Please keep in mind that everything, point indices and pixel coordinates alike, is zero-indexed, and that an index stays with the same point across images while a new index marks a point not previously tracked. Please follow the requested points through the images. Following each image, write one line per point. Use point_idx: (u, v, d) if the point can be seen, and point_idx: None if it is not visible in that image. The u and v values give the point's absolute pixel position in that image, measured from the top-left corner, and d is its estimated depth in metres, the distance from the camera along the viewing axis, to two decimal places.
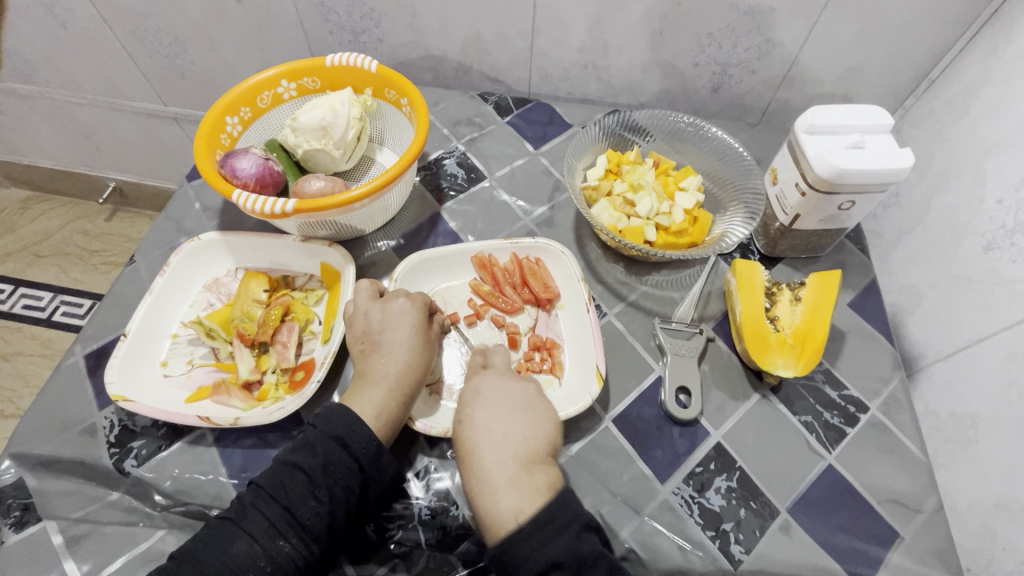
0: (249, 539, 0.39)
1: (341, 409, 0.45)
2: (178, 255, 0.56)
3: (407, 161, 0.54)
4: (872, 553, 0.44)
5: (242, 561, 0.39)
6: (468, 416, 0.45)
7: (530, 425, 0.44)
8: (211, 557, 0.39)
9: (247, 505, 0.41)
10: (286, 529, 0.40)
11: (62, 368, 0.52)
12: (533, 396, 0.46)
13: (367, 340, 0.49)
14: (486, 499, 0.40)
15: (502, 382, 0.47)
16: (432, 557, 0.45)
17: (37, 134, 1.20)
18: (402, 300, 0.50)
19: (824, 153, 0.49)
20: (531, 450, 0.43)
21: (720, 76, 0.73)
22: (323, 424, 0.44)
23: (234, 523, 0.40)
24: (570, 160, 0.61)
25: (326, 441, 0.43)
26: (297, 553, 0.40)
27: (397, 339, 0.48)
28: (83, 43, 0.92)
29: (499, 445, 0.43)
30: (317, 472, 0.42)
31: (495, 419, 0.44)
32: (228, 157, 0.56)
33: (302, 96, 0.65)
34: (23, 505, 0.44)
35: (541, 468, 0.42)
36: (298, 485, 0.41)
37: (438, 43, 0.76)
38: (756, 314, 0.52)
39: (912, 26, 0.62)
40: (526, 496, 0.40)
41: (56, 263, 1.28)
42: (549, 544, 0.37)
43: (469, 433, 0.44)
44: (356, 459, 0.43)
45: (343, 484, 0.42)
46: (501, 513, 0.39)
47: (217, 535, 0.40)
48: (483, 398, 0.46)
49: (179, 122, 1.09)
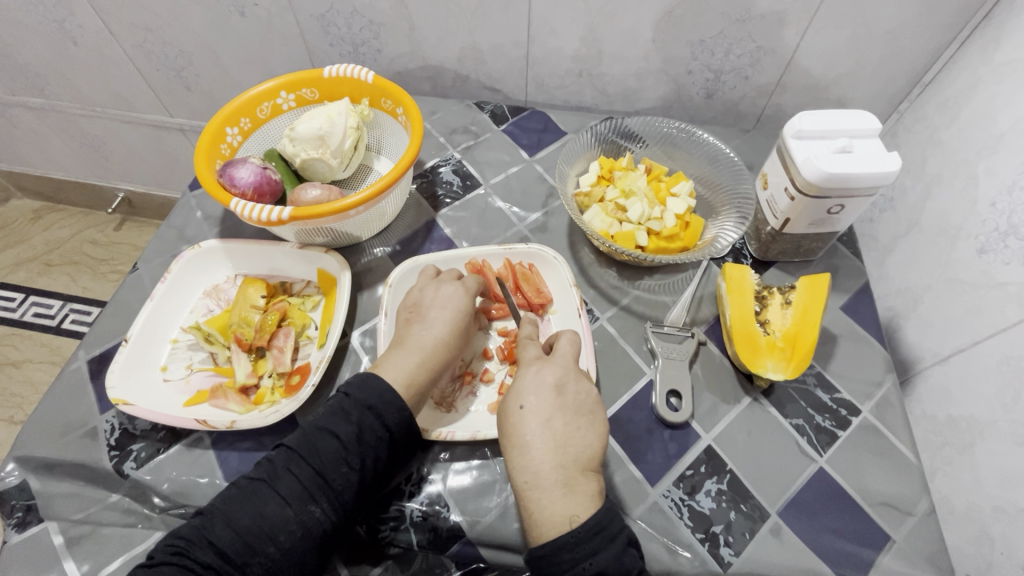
0: (281, 502, 0.40)
1: (373, 379, 0.46)
2: (179, 262, 0.57)
3: (402, 169, 0.55)
4: (863, 556, 0.44)
5: (274, 523, 0.39)
6: (531, 405, 0.44)
7: (594, 432, 0.43)
8: (244, 518, 0.39)
9: (280, 467, 0.42)
10: (317, 495, 0.41)
11: (66, 373, 0.54)
12: (594, 402, 0.45)
13: (413, 312, 0.52)
14: (539, 496, 0.40)
15: (569, 381, 0.45)
16: (426, 559, 0.48)
17: (49, 146, 1.23)
18: (452, 284, 0.53)
19: (811, 158, 0.50)
20: (591, 456, 0.42)
21: (713, 83, 0.74)
22: (358, 393, 0.45)
23: (267, 485, 0.41)
24: (563, 166, 0.62)
25: (360, 409, 0.44)
26: (327, 518, 0.41)
27: (441, 316, 0.50)
28: (93, 58, 0.94)
29: (562, 446, 0.42)
30: (350, 439, 0.43)
31: (560, 417, 0.43)
32: (228, 166, 0.57)
33: (300, 107, 0.66)
34: (26, 506, 0.46)
35: (593, 475, 0.42)
36: (331, 450, 0.42)
37: (435, 54, 0.78)
38: (745, 318, 0.52)
39: (903, 31, 0.63)
40: (582, 503, 0.39)
41: (66, 272, 1.31)
42: (599, 555, 0.37)
43: (530, 423, 0.43)
44: (386, 426, 0.44)
45: (374, 451, 0.43)
46: (552, 513, 0.39)
47: (248, 495, 0.41)
48: (549, 393, 0.44)
49: (185, 132, 1.11)
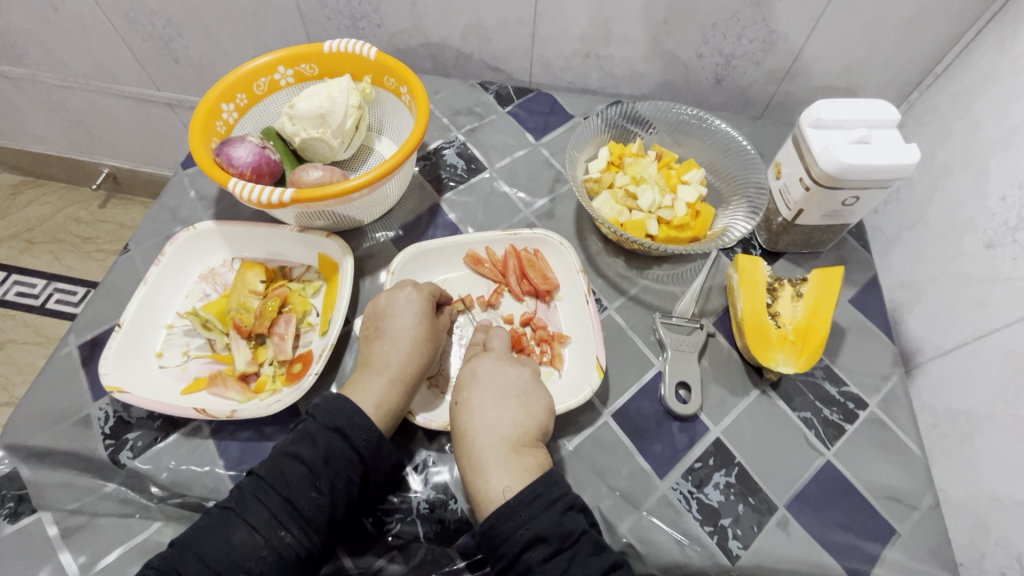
0: (251, 530, 0.39)
1: (341, 401, 0.44)
2: (173, 244, 0.55)
3: (407, 151, 0.53)
4: (868, 549, 0.45)
5: (243, 551, 0.38)
6: (464, 398, 0.45)
7: (526, 410, 0.44)
8: (213, 547, 0.38)
9: (247, 495, 0.41)
10: (288, 520, 0.40)
11: (56, 359, 0.52)
12: (528, 382, 0.46)
13: (375, 327, 0.50)
14: (476, 479, 0.41)
15: (499, 368, 0.47)
16: (430, 550, 0.45)
17: (29, 118, 1.18)
18: (407, 290, 0.50)
19: (830, 148, 0.49)
20: (524, 432, 0.43)
21: (723, 68, 0.72)
22: (323, 415, 0.44)
23: (235, 513, 0.40)
24: (572, 151, 0.61)
25: (326, 433, 0.43)
26: (299, 544, 0.40)
27: (401, 329, 0.48)
28: (74, 26, 0.90)
29: (492, 428, 0.43)
30: (318, 463, 0.42)
31: (490, 402, 0.44)
32: (225, 145, 0.55)
33: (299, 83, 0.64)
34: (17, 496, 0.44)
35: (530, 450, 0.43)
36: (299, 476, 0.41)
37: (437, 31, 0.75)
38: (757, 310, 0.52)
39: (919, 19, 0.61)
40: (516, 476, 0.41)
41: (49, 250, 1.27)
42: (535, 520, 0.38)
43: (464, 414, 0.44)
44: (356, 450, 0.43)
45: (345, 475, 0.42)
46: (489, 492, 0.41)
47: (216, 525, 0.39)
48: (481, 382, 0.46)
49: (172, 107, 1.07)
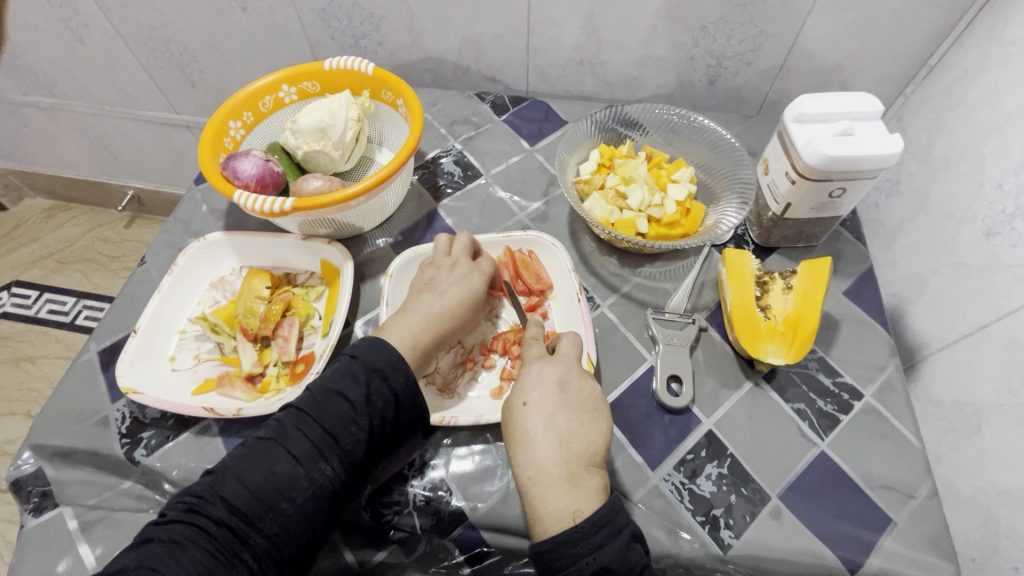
0: (292, 459, 0.41)
1: (383, 343, 0.47)
2: (185, 254, 0.58)
3: (402, 159, 0.55)
4: (864, 538, 0.44)
5: (286, 481, 0.41)
6: (534, 400, 0.45)
7: (597, 428, 0.44)
8: (257, 476, 0.40)
9: (290, 428, 0.43)
10: (327, 453, 0.42)
11: (78, 364, 0.55)
12: (599, 400, 0.46)
13: (427, 283, 0.53)
14: (541, 491, 0.41)
15: (573, 377, 0.46)
16: (429, 543, 0.48)
17: (59, 144, 1.24)
18: (468, 266, 0.54)
19: (811, 141, 0.49)
20: (595, 452, 0.43)
21: (715, 69, 0.74)
22: (365, 356, 0.46)
23: (277, 443, 0.42)
24: (562, 155, 0.62)
25: (368, 372, 0.45)
26: (336, 476, 0.42)
27: (452, 290, 0.52)
28: (100, 57, 0.96)
29: (567, 441, 0.43)
30: (360, 401, 0.44)
31: (564, 414, 0.44)
32: (231, 159, 0.58)
33: (302, 100, 0.67)
34: (41, 491, 0.47)
35: (598, 470, 0.42)
36: (340, 411, 0.43)
37: (436, 45, 0.78)
38: (746, 303, 0.52)
39: (908, 12, 0.62)
40: (585, 498, 0.40)
41: (79, 269, 1.33)
42: (603, 550, 0.37)
43: (533, 418, 0.44)
44: (393, 392, 0.45)
45: (383, 412, 0.45)
46: (557, 508, 0.40)
47: (260, 453, 0.42)
48: (553, 389, 0.45)
49: (192, 129, 1.12)
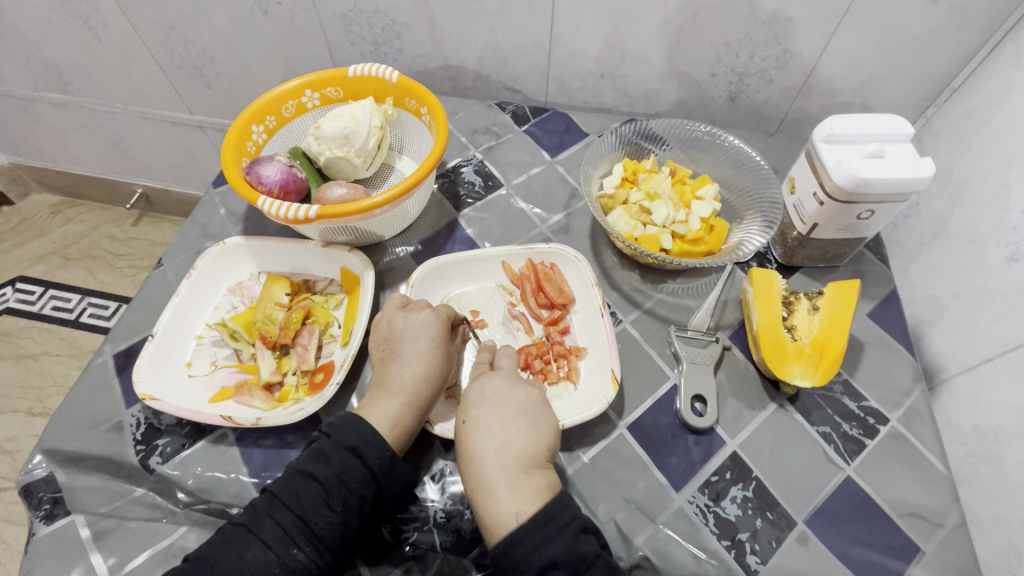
0: (263, 546, 0.40)
1: (355, 420, 0.45)
2: (204, 259, 0.58)
3: (426, 169, 0.55)
4: (891, 567, 0.44)
5: (258, 568, 0.39)
6: (471, 417, 0.46)
7: (536, 431, 0.45)
8: (228, 564, 0.39)
9: (261, 512, 0.41)
10: (300, 538, 0.41)
11: (93, 367, 0.54)
12: (538, 402, 0.46)
13: (388, 348, 0.50)
14: (486, 500, 0.42)
15: (509, 389, 0.47)
16: (446, 561, 0.45)
17: (70, 141, 1.24)
18: (421, 309, 0.51)
19: (842, 162, 0.49)
20: (535, 453, 0.44)
21: (736, 86, 0.73)
22: (338, 434, 0.44)
23: (248, 530, 0.41)
24: (587, 168, 0.62)
25: (340, 451, 0.44)
26: (310, 561, 0.40)
27: (417, 350, 0.49)
28: (116, 54, 0.95)
29: (502, 448, 0.43)
30: (331, 482, 0.42)
31: (499, 422, 0.45)
32: (255, 164, 0.58)
33: (325, 105, 0.67)
34: (53, 498, 0.46)
35: (541, 470, 0.43)
36: (312, 494, 0.42)
37: (457, 54, 0.78)
38: (773, 323, 0.52)
39: (932, 35, 0.62)
40: (527, 499, 0.41)
41: (84, 266, 1.32)
42: (550, 544, 0.39)
43: (473, 434, 0.45)
44: (369, 468, 0.43)
45: (360, 492, 0.43)
46: (500, 513, 0.41)
47: (230, 541, 0.40)
48: (490, 403, 0.46)
49: (204, 130, 1.12)
